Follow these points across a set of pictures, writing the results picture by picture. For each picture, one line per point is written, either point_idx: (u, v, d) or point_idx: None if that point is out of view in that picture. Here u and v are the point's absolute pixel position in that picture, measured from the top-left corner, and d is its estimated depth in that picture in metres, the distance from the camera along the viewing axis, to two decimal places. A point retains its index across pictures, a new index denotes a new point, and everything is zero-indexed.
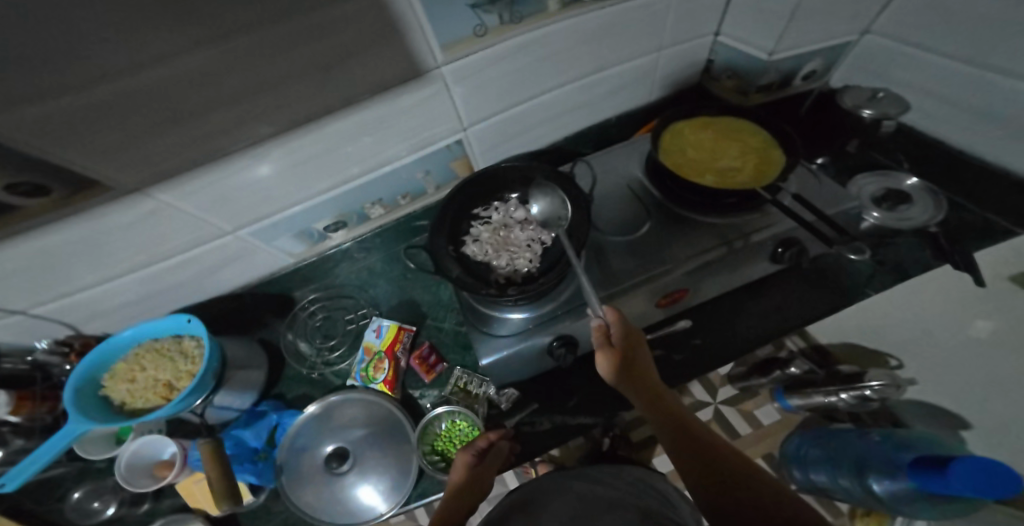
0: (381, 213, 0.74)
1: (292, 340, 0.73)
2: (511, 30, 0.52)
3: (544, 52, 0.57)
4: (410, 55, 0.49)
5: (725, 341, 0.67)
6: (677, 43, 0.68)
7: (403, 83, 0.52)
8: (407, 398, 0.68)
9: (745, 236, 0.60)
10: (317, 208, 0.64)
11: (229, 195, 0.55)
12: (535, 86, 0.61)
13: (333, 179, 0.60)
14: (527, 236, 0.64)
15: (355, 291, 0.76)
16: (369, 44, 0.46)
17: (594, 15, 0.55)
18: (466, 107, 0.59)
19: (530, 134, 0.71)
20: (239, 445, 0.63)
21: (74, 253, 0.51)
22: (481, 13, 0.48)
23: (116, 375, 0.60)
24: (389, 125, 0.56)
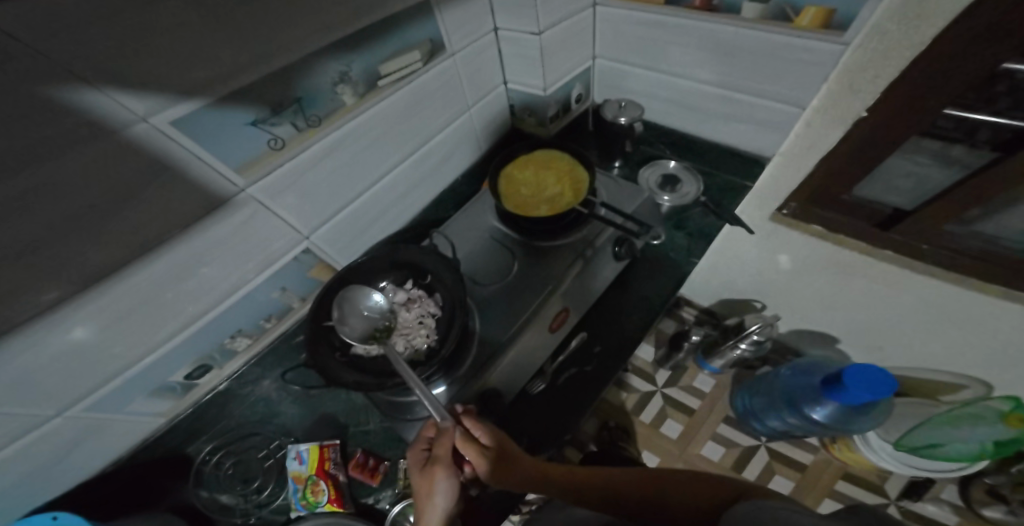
0: (246, 344, 0.70)
1: (208, 494, 0.65)
2: (316, 133, 0.57)
3: (359, 143, 0.63)
4: (203, 183, 0.49)
5: (617, 342, 0.76)
6: (478, 99, 0.79)
7: (217, 211, 0.52)
8: (362, 507, 0.65)
9: (592, 243, 0.71)
10: (171, 355, 0.58)
11: (53, 367, 0.47)
12: (360, 181, 0.67)
13: (172, 327, 0.56)
14: (414, 314, 0.65)
15: (259, 426, 0.70)
16: (156, 174, 0.45)
17: (393, 98, 0.63)
18: (297, 217, 0.61)
19: (381, 224, 0.75)
20: None
21: None
22: (270, 126, 0.52)
23: None
24: (222, 254, 0.55)
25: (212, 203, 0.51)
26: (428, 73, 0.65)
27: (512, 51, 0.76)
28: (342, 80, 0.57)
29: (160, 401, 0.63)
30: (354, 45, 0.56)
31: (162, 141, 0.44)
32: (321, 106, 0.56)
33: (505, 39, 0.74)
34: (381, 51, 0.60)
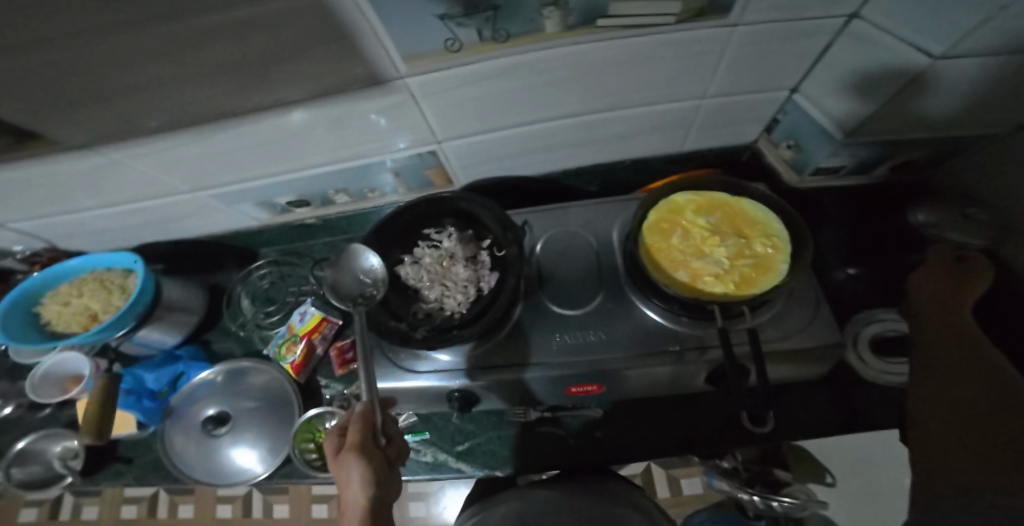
0: (348, 201, 0.66)
1: (239, 294, 0.72)
2: (494, 50, 0.40)
3: (535, 77, 0.44)
4: (368, 61, 0.41)
5: (627, 446, 0.60)
6: (726, 93, 0.50)
7: (366, 90, 0.45)
8: (311, 384, 0.68)
9: (702, 350, 0.49)
10: (278, 185, 0.59)
11: (183, 162, 0.51)
12: (519, 114, 0.51)
13: (291, 161, 0.55)
14: (468, 275, 0.57)
15: (308, 261, 0.72)
16: (317, 43, 0.37)
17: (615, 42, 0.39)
18: (439, 121, 0.52)
19: (518, 161, 0.60)
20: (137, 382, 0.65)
21: (47, 186, 0.51)
22: (455, 25, 0.37)
23: (57, 296, 0.59)
24: (347, 124, 0.50)
25: (373, 79, 0.44)
26: (680, 31, 0.39)
27: (851, 51, 0.42)
28: (553, 4, 0.35)
29: (261, 211, 0.64)
30: None
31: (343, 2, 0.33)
32: (517, 26, 0.37)
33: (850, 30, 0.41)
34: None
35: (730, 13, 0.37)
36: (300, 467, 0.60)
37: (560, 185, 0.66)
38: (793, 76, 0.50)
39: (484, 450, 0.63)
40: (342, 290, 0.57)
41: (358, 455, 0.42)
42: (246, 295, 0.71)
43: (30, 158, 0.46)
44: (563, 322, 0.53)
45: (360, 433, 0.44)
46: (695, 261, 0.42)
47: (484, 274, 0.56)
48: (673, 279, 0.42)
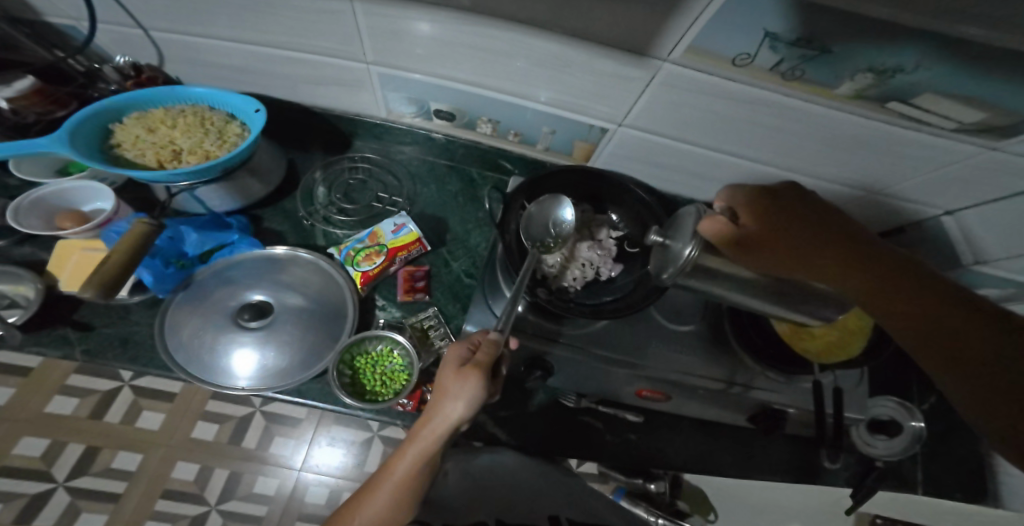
0: (486, 133, 0.67)
1: (316, 179, 0.67)
2: (771, 82, 0.42)
3: (776, 117, 0.46)
4: (653, 35, 0.42)
5: (650, 451, 0.65)
6: (895, 197, 0.54)
7: (622, 55, 0.46)
8: (368, 301, 0.62)
9: (746, 388, 0.57)
10: (448, 91, 0.58)
11: (393, 36, 0.49)
12: (711, 140, 0.54)
13: (485, 79, 0.55)
14: (591, 257, 0.59)
15: (405, 178, 0.70)
16: (644, 6, 0.39)
17: (869, 125, 0.43)
18: (641, 110, 0.53)
19: (658, 173, 0.65)
20: (171, 241, 0.59)
21: (241, 6, 0.46)
22: (767, 47, 0.38)
23: (144, 120, 0.51)
24: (568, 71, 0.50)
25: (635, 50, 0.45)
26: (934, 137, 0.42)
27: None
28: (877, 73, 0.36)
29: (407, 107, 0.63)
30: (960, 64, 0.34)
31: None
32: (818, 75, 0.39)
33: None
34: (994, 92, 0.35)
35: (1006, 138, 0.39)
36: (334, 384, 0.53)
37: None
38: (958, 202, 0.50)
39: (521, 424, 0.64)
40: (531, 230, 0.57)
41: (473, 392, 0.41)
42: (324, 182, 0.66)
43: None
44: (664, 332, 0.60)
45: (486, 372, 0.42)
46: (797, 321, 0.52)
47: (607, 262, 0.59)
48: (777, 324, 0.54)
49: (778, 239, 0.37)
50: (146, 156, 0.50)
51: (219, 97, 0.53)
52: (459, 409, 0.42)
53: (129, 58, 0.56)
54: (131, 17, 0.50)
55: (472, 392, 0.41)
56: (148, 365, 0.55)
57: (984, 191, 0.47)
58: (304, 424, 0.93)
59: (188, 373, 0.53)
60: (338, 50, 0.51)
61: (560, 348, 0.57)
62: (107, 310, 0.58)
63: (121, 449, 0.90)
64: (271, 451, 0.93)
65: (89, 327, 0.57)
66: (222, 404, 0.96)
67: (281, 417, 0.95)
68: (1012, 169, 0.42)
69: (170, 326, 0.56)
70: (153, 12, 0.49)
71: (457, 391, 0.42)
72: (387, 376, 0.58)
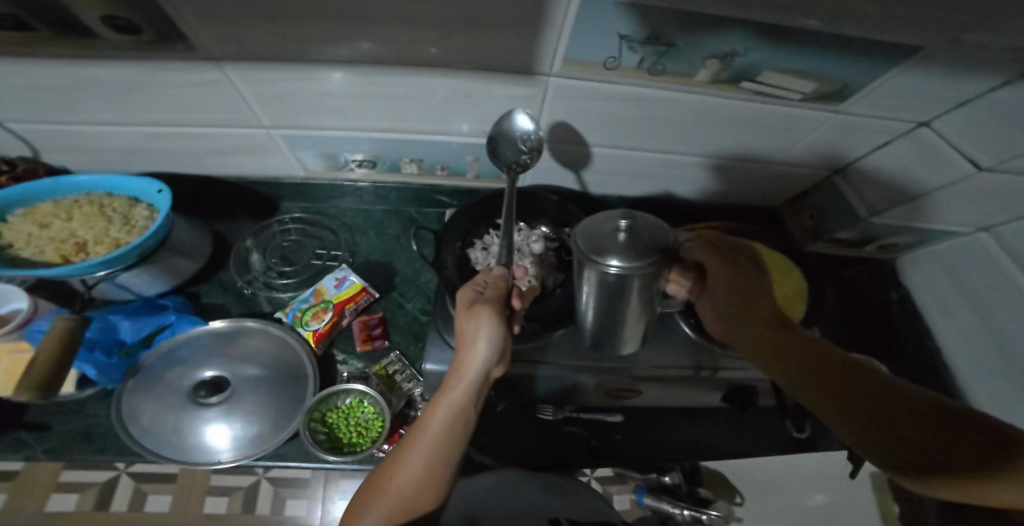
0: (413, 173, 0.66)
1: (248, 246, 0.67)
2: (643, 78, 0.45)
3: (660, 109, 0.49)
4: (534, 53, 0.44)
5: (639, 448, 0.65)
6: (792, 164, 0.57)
7: (511, 76, 0.48)
8: (327, 357, 0.62)
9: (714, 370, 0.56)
10: (360, 141, 0.59)
11: (286, 97, 0.50)
12: (618, 139, 0.56)
13: (390, 124, 0.56)
14: (536, 273, 0.58)
15: (340, 230, 0.70)
16: (505, 25, 0.41)
17: (739, 103, 0.46)
18: (546, 125, 0.55)
19: (584, 180, 0.67)
20: (106, 330, 0.56)
21: (126, 88, 0.47)
22: (626, 48, 0.41)
23: (38, 215, 0.51)
24: (471, 101, 0.52)
25: (518, 70, 0.47)
26: (792, 108, 0.45)
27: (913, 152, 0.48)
28: (720, 59, 0.40)
29: (323, 162, 0.63)
30: (780, 45, 0.38)
31: (561, 8, 0.38)
32: (676, 66, 0.42)
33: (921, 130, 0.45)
34: (822, 64, 0.39)
35: (842, 103, 0.44)
36: (310, 446, 0.53)
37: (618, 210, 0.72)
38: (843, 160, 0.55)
39: (507, 446, 0.64)
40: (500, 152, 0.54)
41: (492, 325, 0.40)
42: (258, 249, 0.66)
43: (139, 56, 0.43)
44: None
45: (497, 301, 0.42)
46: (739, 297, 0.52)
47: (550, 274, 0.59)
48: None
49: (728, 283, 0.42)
50: (47, 253, 0.50)
51: (119, 183, 0.54)
52: (481, 344, 0.40)
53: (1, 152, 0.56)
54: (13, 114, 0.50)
55: (490, 326, 0.40)
56: (119, 452, 0.53)
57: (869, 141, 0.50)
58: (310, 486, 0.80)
59: (153, 458, 0.52)
60: (239, 117, 0.53)
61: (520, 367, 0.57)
62: (59, 408, 0.56)
63: None
64: (287, 515, 0.76)
65: (47, 427, 0.55)
66: None
67: (288, 481, 0.79)
68: (867, 126, 0.47)
69: (132, 413, 0.54)
70: (34, 105, 0.49)
71: (474, 325, 0.40)
72: (362, 427, 0.57)
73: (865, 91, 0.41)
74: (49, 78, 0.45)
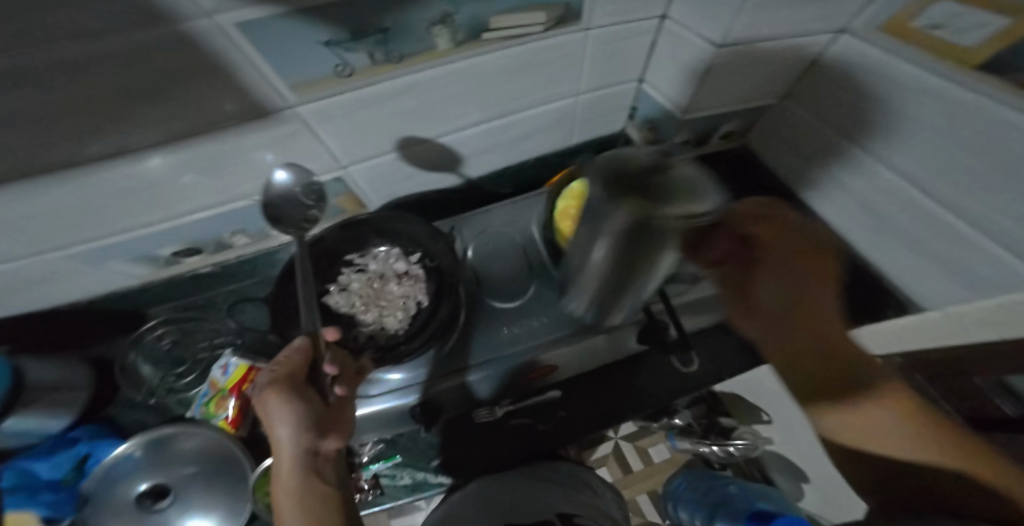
0: (248, 242, 0.63)
1: (133, 361, 0.65)
2: (389, 71, 0.42)
3: (433, 90, 0.46)
4: (252, 93, 0.39)
5: (584, 416, 0.65)
6: (597, 87, 0.56)
7: (255, 121, 0.42)
8: (254, 436, 0.63)
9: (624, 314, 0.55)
10: (168, 234, 0.54)
11: (33, 229, 0.44)
12: (424, 127, 0.53)
13: (180, 207, 0.51)
14: (404, 291, 0.57)
15: (220, 315, 0.69)
16: (188, 77, 0.34)
17: (499, 55, 0.44)
18: (341, 148, 0.51)
19: (424, 179, 0.64)
20: (24, 477, 0.55)
21: None
22: (343, 51, 0.38)
23: None
24: (227, 161, 0.46)
25: (256, 113, 0.41)
26: (545, 39, 0.44)
27: (711, 27, 0.44)
28: (443, 23, 0.39)
29: (140, 267, 0.59)
30: None
31: (218, 38, 0.32)
32: (411, 46, 0.40)
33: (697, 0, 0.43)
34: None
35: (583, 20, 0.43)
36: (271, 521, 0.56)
37: (472, 193, 0.69)
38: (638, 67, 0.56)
39: (459, 459, 0.64)
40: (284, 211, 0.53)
41: (287, 400, 0.40)
42: (144, 361, 0.65)
43: None
44: (505, 315, 0.56)
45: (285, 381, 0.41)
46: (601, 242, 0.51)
47: (420, 286, 0.57)
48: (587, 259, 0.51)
49: (781, 251, 0.42)
50: None
51: None
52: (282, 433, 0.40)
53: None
54: None
55: (288, 404, 0.40)
56: None
57: None
58: None
59: None
60: (17, 258, 0.48)
61: (434, 389, 0.55)
62: None
63: None
64: None
65: None
66: None
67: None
68: None
69: None
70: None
71: (270, 418, 0.40)
72: None
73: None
74: None
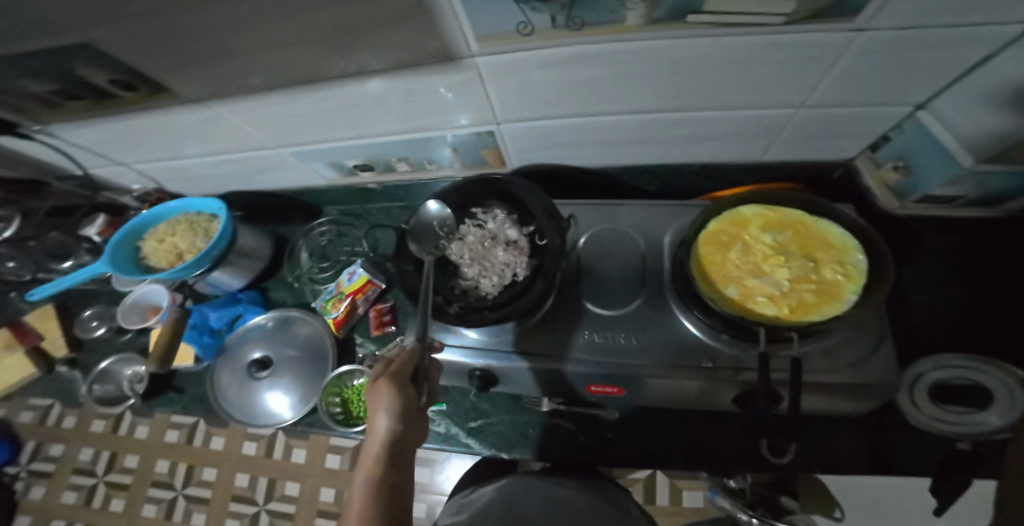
0: (407, 170, 0.69)
1: (298, 246, 0.80)
2: (567, 37, 0.39)
3: (608, 65, 0.42)
4: (443, 37, 0.42)
5: (637, 450, 0.58)
6: (831, 104, 0.43)
7: (440, 64, 0.46)
8: (348, 340, 0.71)
9: (736, 371, 0.47)
10: (349, 149, 0.64)
11: (269, 123, 0.56)
12: (592, 104, 0.50)
13: (366, 130, 0.59)
14: (507, 259, 0.56)
15: (365, 227, 0.79)
16: (401, 20, 0.39)
17: (700, 44, 0.37)
18: (501, 103, 0.52)
19: (578, 155, 0.62)
20: (202, 318, 0.74)
21: (169, 132, 0.59)
22: (528, 10, 0.36)
23: (156, 234, 0.69)
24: (415, 98, 0.52)
25: (443, 57, 0.44)
26: (781, 34, 0.34)
27: None
28: None
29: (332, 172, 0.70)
30: None
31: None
32: (596, 15, 0.35)
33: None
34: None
35: (859, 17, 0.31)
36: (329, 422, 0.64)
37: (621, 182, 0.65)
38: (908, 92, 0.41)
39: (494, 432, 0.62)
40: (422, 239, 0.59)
41: (394, 395, 0.41)
42: (304, 249, 0.78)
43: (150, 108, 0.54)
44: (606, 323, 0.52)
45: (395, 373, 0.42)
46: (750, 281, 0.44)
47: (521, 260, 0.55)
48: (721, 295, 0.44)
49: None
50: (162, 261, 0.68)
51: (201, 204, 0.70)
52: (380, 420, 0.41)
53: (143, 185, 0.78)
54: (115, 158, 0.68)
55: (393, 399, 0.41)
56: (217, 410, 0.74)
57: (927, 57, 0.35)
58: None
59: (228, 415, 0.69)
60: (249, 143, 0.62)
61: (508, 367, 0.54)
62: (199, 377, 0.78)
63: None
64: None
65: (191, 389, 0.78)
66: None
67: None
68: (928, 30, 0.32)
69: (212, 381, 0.72)
70: (134, 153, 0.65)
71: (374, 403, 0.41)
72: None
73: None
74: (116, 132, 0.59)
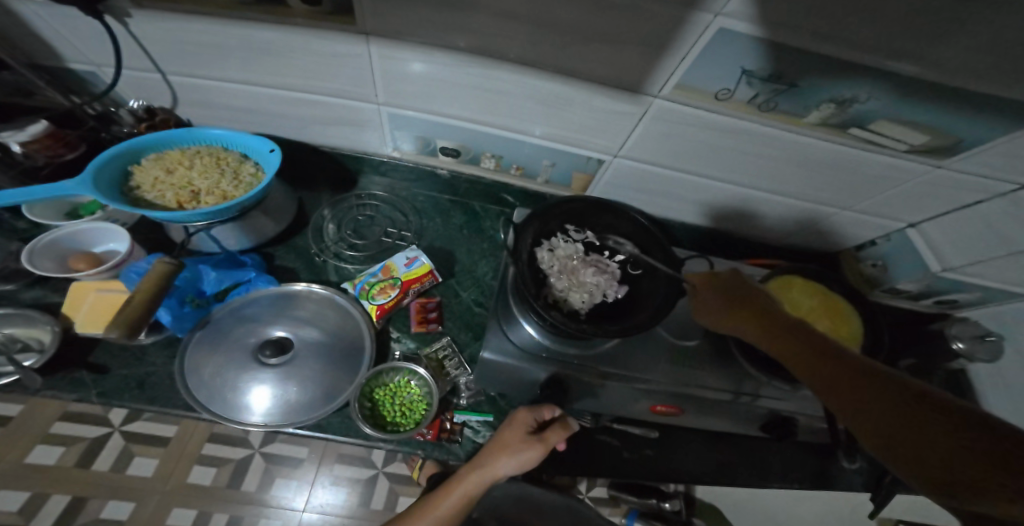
0: (490, 168, 0.70)
1: (325, 216, 0.70)
2: (749, 112, 0.47)
3: (749, 143, 0.52)
4: (650, 73, 0.46)
5: (666, 468, 0.66)
6: (867, 213, 0.61)
7: (621, 92, 0.50)
8: (383, 334, 0.64)
9: (754, 396, 0.59)
10: (453, 129, 0.62)
11: (404, 78, 0.53)
12: (704, 165, 0.59)
13: (490, 117, 0.59)
14: (597, 280, 0.60)
15: (410, 213, 0.73)
16: (636, 44, 0.43)
17: (830, 148, 0.49)
18: (635, 142, 0.57)
19: (651, 201, 0.70)
20: (189, 279, 0.58)
21: (256, 50, 0.49)
22: (744, 83, 0.44)
23: (163, 161, 0.53)
24: (570, 109, 0.54)
25: (629, 88, 0.49)
26: (889, 158, 0.49)
27: (997, 218, 0.52)
28: (837, 104, 0.43)
29: (411, 144, 0.67)
30: (905, 97, 0.41)
31: (696, 30, 0.40)
32: (790, 106, 0.45)
33: (1008, 200, 0.49)
34: (936, 118, 0.42)
35: (949, 158, 0.47)
36: (357, 417, 0.55)
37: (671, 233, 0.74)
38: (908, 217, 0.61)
39: None
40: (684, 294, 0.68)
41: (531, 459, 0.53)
42: (334, 221, 0.69)
43: (274, 21, 0.45)
44: (675, 349, 0.60)
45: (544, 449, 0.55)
46: None
47: (613, 284, 0.59)
48: None
49: None
50: (165, 197, 0.51)
51: (234, 139, 0.56)
52: (510, 465, 0.53)
53: (143, 102, 0.57)
54: (153, 63, 0.51)
55: (527, 459, 0.53)
56: (166, 405, 0.54)
57: (937, 202, 0.54)
58: (307, 467, 1.00)
59: (211, 412, 0.53)
60: (351, 92, 0.55)
61: (595, 376, 0.57)
62: (136, 356, 0.56)
63: (113, 497, 0.92)
64: (272, 493, 0.97)
65: (119, 370, 0.55)
66: (222, 447, 1.00)
67: (281, 458, 1.00)
68: (957, 186, 0.50)
69: (189, 365, 0.55)
70: (173, 59, 0.51)
71: (518, 452, 0.53)
72: (406, 407, 0.60)
73: (974, 151, 0.45)
74: (184, 32, 0.46)
